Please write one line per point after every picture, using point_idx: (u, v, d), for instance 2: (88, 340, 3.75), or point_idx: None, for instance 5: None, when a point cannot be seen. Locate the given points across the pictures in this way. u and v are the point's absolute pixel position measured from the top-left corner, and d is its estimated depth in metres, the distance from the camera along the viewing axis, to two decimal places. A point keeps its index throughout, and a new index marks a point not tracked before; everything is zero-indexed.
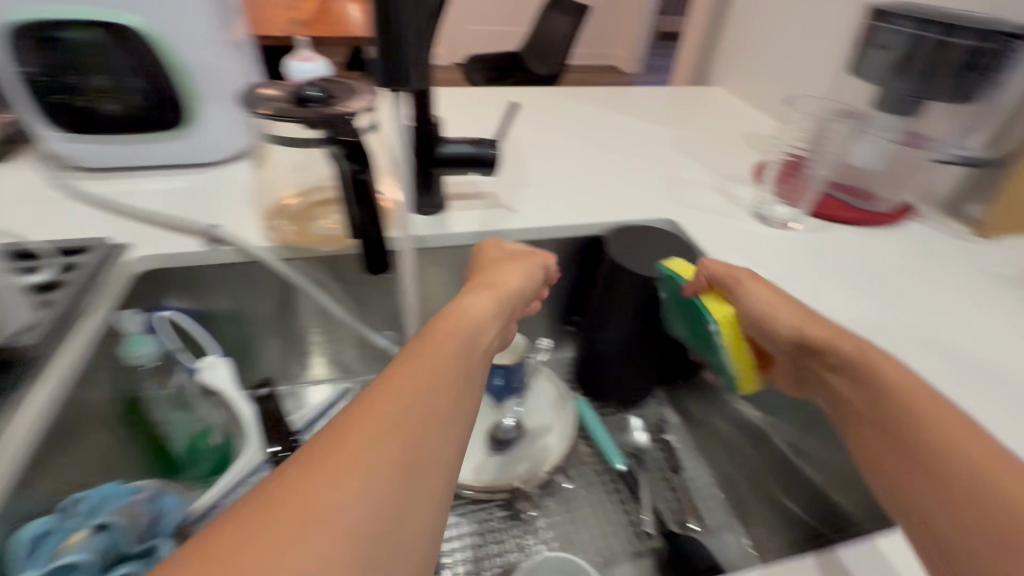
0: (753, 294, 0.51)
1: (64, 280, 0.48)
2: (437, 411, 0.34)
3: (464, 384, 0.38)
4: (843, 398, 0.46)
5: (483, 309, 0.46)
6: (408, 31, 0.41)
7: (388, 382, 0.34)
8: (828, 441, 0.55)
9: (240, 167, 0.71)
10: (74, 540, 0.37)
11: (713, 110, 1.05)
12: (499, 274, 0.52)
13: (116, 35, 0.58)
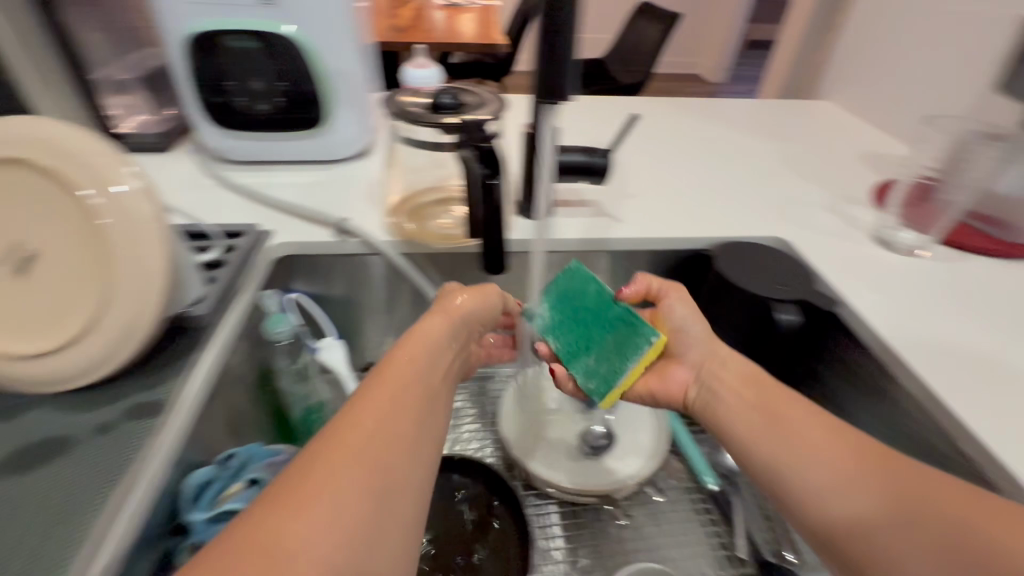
0: (672, 309, 0.53)
1: (224, 260, 0.54)
2: (396, 437, 0.36)
3: (425, 407, 0.40)
4: (715, 405, 0.48)
5: (438, 333, 0.47)
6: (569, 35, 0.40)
7: (356, 410, 0.37)
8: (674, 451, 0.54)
9: (362, 165, 0.77)
10: (232, 491, 0.41)
11: (825, 126, 1.00)
12: (459, 296, 0.52)
13: (274, 43, 0.65)
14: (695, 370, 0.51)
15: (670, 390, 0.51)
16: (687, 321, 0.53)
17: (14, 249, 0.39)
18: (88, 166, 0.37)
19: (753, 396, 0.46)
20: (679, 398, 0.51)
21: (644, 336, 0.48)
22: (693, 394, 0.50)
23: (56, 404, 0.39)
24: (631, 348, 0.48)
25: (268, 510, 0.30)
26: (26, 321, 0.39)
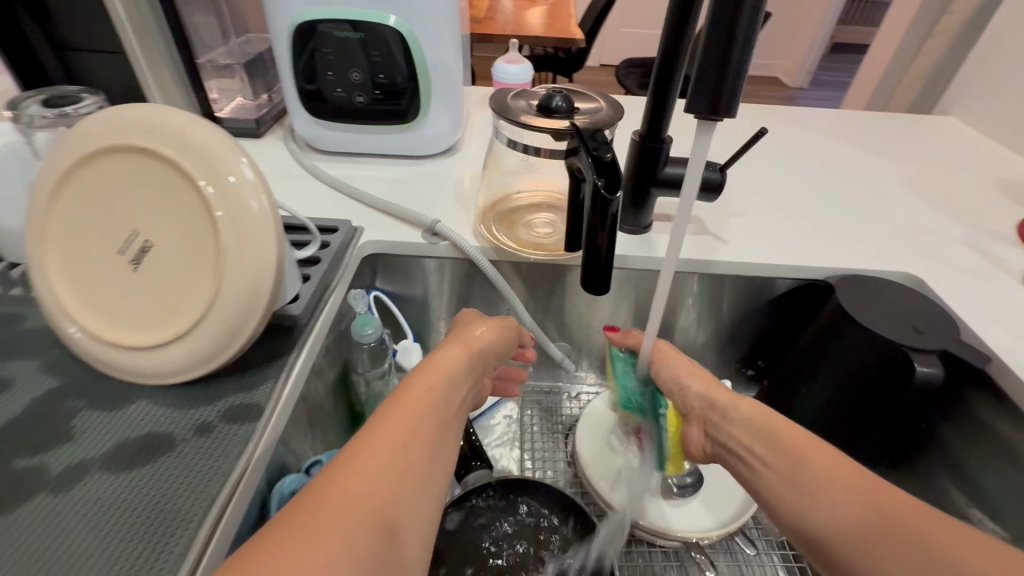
0: (666, 367, 0.54)
1: (318, 256, 0.53)
2: (409, 464, 0.33)
3: (441, 438, 0.37)
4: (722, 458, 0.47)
5: (459, 363, 0.44)
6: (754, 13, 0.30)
7: (373, 433, 0.34)
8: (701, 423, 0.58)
9: (449, 163, 0.75)
10: None
11: (952, 148, 0.90)
12: (482, 328, 0.50)
13: (377, 34, 0.63)
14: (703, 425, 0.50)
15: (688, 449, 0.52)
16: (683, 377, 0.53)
17: (132, 237, 0.38)
18: (210, 159, 0.36)
19: (758, 450, 0.43)
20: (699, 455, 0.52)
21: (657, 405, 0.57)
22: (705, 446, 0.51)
23: (160, 397, 0.39)
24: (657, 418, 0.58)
25: (278, 530, 0.27)
26: (139, 312, 0.38)
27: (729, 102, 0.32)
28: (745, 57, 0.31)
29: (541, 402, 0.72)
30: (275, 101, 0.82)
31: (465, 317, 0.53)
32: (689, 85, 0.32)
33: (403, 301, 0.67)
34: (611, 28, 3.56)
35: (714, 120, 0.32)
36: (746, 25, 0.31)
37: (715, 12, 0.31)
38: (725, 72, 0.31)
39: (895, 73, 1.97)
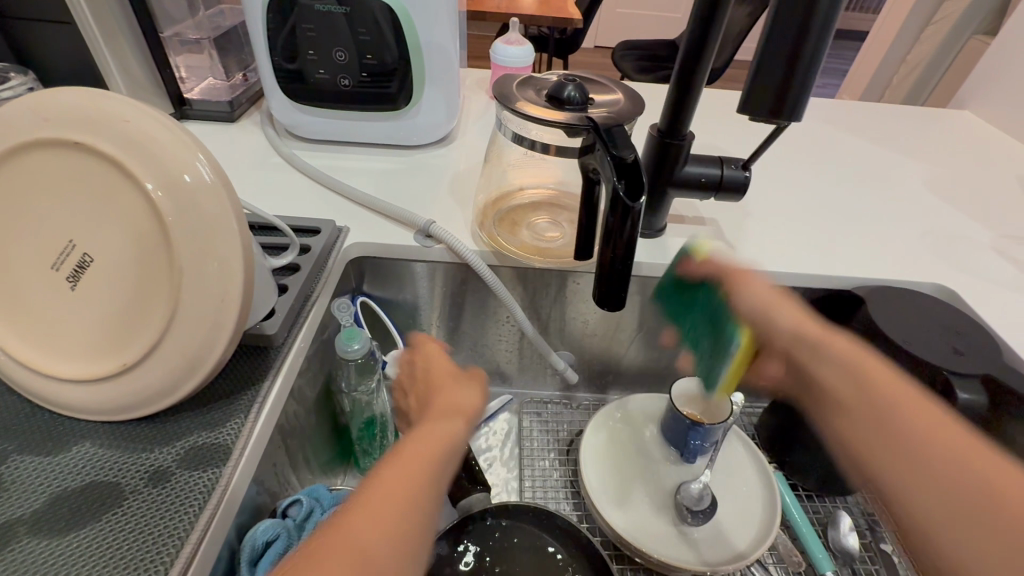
0: (741, 301, 0.49)
1: (297, 263, 0.47)
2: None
3: (415, 541, 0.31)
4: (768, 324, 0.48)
5: (457, 436, 0.37)
6: (826, 15, 0.34)
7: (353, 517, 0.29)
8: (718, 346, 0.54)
9: (443, 153, 0.69)
10: None
11: (972, 142, 0.86)
12: (461, 394, 0.40)
13: (364, 9, 0.56)
14: (785, 358, 0.49)
15: (776, 377, 0.52)
16: (765, 309, 0.48)
17: (68, 249, 0.32)
18: (159, 158, 0.30)
19: (845, 399, 0.43)
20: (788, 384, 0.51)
21: (730, 341, 0.52)
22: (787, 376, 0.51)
23: (109, 436, 0.33)
24: (723, 348, 0.53)
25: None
26: (80, 338, 0.32)
27: (793, 108, 0.38)
28: (816, 54, 0.36)
29: (540, 413, 0.67)
30: (251, 82, 0.76)
31: (433, 358, 0.44)
32: (763, 75, 0.37)
33: (393, 307, 0.62)
34: (607, 9, 3.48)
35: (776, 122, 0.39)
36: (818, 20, 0.34)
37: (779, 23, 0.35)
38: (792, 74, 0.36)
39: (898, 59, 1.92)
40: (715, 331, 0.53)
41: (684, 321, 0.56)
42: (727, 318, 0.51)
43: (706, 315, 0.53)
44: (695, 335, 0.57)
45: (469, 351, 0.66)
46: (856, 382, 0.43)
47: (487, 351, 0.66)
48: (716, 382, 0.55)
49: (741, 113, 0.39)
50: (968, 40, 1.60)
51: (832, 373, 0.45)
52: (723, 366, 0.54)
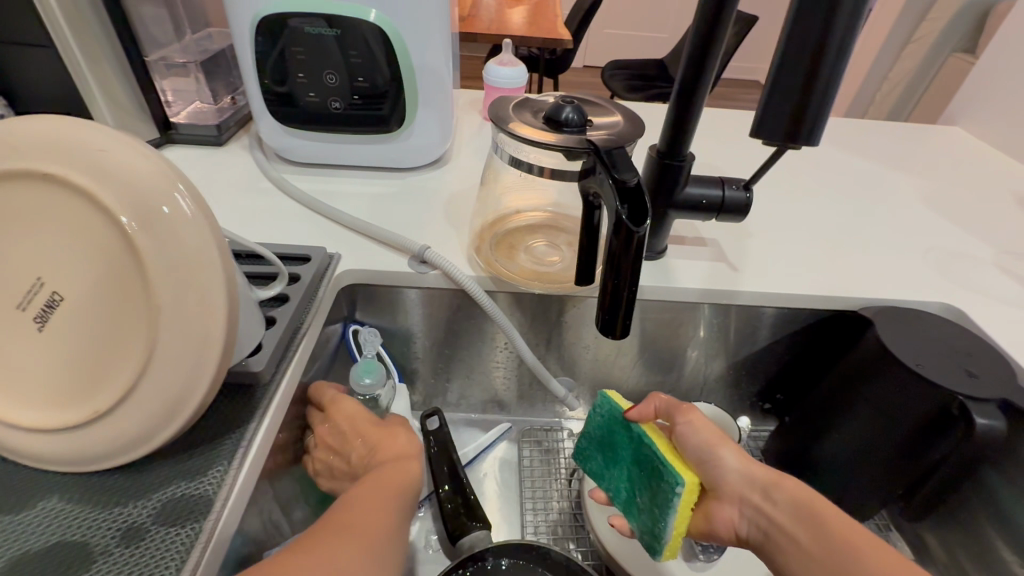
0: (686, 436, 0.42)
1: (286, 294, 0.45)
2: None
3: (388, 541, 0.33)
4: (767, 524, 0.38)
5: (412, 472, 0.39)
6: (844, 36, 0.33)
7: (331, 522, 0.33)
8: (654, 488, 0.42)
9: (437, 176, 0.68)
10: None
11: (962, 158, 0.87)
12: (399, 438, 0.42)
13: (355, 31, 0.55)
14: (738, 505, 0.40)
15: (719, 532, 0.42)
16: (712, 443, 0.42)
17: (36, 287, 0.30)
18: (134, 190, 0.28)
19: (806, 539, 0.36)
20: (732, 540, 0.41)
21: (667, 483, 0.40)
22: (743, 532, 0.40)
23: (79, 490, 0.31)
24: (662, 497, 0.41)
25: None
26: (48, 385, 0.30)
27: (807, 131, 0.37)
28: (833, 78, 0.35)
29: (540, 442, 0.65)
30: (240, 105, 0.75)
31: (346, 409, 0.43)
32: (779, 98, 0.36)
33: (386, 334, 0.59)
34: (594, 30, 3.54)
35: (795, 146, 0.38)
36: (836, 43, 0.34)
37: (795, 47, 0.35)
38: (808, 99, 0.35)
39: (880, 77, 1.96)
40: (649, 477, 0.43)
41: (611, 477, 0.47)
42: (659, 453, 0.41)
43: (636, 459, 0.44)
44: (620, 485, 0.46)
45: (465, 378, 0.64)
46: (796, 504, 0.38)
47: (484, 378, 0.64)
48: (660, 539, 0.41)
49: (754, 138, 0.38)
50: (947, 58, 1.64)
51: (786, 516, 0.38)
52: (667, 519, 0.40)
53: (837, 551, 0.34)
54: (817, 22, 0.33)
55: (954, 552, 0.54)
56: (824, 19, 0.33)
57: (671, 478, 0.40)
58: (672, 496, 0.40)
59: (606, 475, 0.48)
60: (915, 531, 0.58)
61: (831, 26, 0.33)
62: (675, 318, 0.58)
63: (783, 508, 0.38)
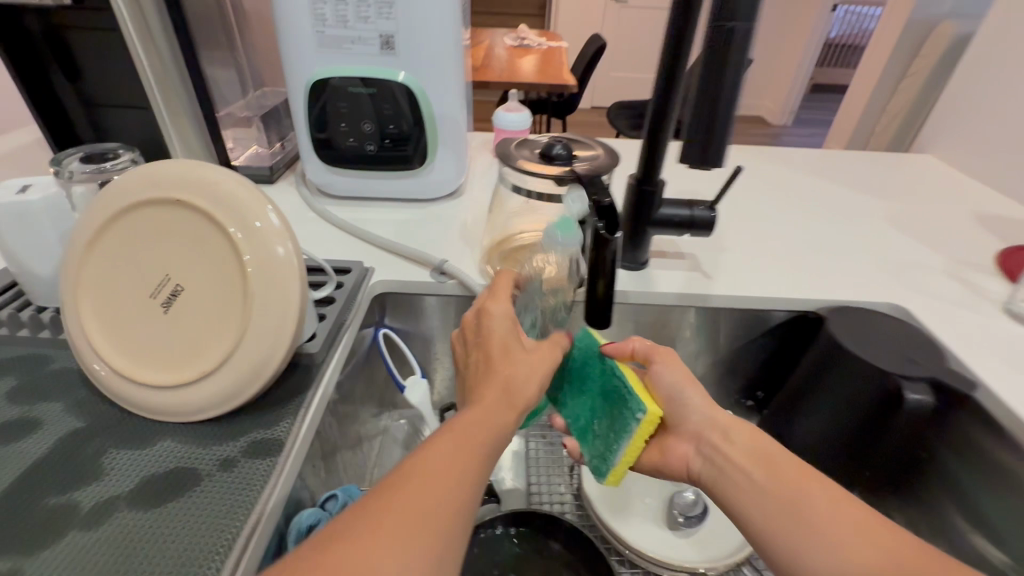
0: (660, 377, 0.51)
1: (332, 297, 0.55)
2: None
3: (464, 490, 0.34)
4: (724, 478, 0.45)
5: (494, 432, 0.39)
6: (734, 86, 0.43)
7: (419, 460, 0.35)
8: (614, 416, 0.47)
9: (453, 205, 0.79)
10: None
11: (934, 181, 0.94)
12: (521, 379, 0.42)
13: (384, 88, 0.68)
14: (695, 442, 0.48)
15: (673, 464, 0.50)
16: (678, 388, 0.50)
17: (164, 281, 0.41)
18: (238, 208, 0.39)
19: (761, 477, 0.43)
20: (683, 472, 0.49)
21: (631, 414, 0.45)
22: (695, 466, 0.48)
23: (186, 434, 0.41)
24: (622, 424, 0.46)
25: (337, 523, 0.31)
26: (169, 354, 0.41)
27: (712, 156, 0.46)
28: (729, 117, 0.45)
29: (545, 435, 0.73)
30: (287, 148, 0.86)
31: (502, 309, 0.46)
32: (689, 133, 0.47)
33: (410, 337, 0.69)
34: (602, 74, 3.76)
35: (705, 168, 0.47)
36: (728, 90, 0.44)
37: (702, 94, 0.44)
38: (711, 133, 0.45)
39: (879, 111, 2.05)
40: (611, 407, 0.48)
41: (574, 407, 0.52)
42: (624, 387, 0.46)
43: (601, 391, 0.48)
44: (580, 413, 0.51)
45: None
46: (753, 446, 0.45)
47: None
48: (610, 462, 0.47)
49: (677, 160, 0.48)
50: (941, 91, 1.72)
51: (745, 457, 0.45)
52: (621, 445, 0.46)
53: (785, 478, 0.42)
54: (713, 75, 0.43)
55: None
56: (718, 73, 0.43)
57: (636, 407, 0.45)
58: (633, 423, 0.45)
59: (569, 404, 0.53)
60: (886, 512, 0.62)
61: (724, 78, 0.43)
62: (659, 319, 0.67)
63: (739, 446, 0.46)
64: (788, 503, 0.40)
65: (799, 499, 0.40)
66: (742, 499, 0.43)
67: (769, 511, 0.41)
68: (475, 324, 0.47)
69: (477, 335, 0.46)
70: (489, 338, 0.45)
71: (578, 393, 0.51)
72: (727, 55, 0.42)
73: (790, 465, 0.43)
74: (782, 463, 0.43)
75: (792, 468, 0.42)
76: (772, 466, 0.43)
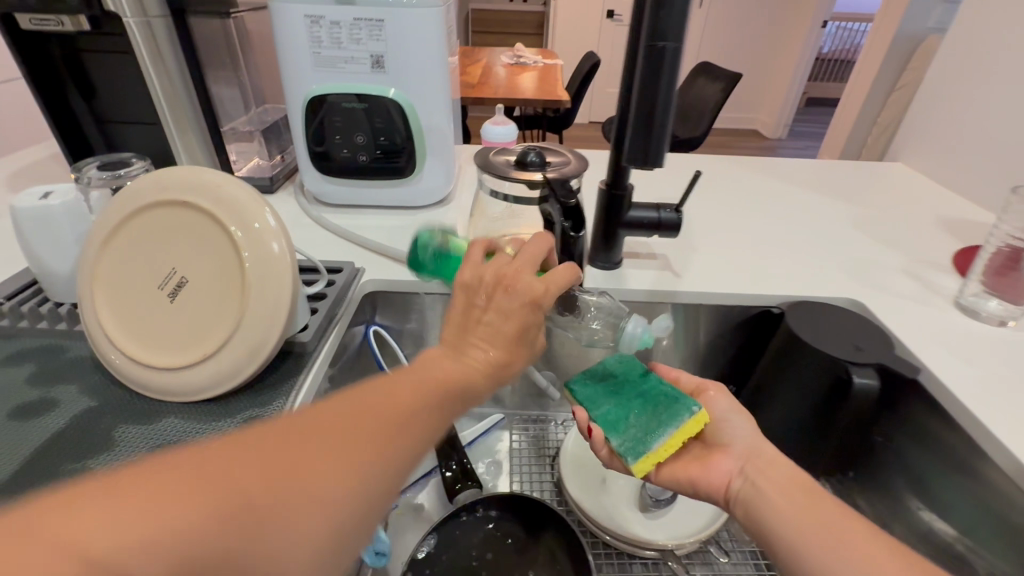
0: (715, 402, 0.55)
1: (325, 293, 0.60)
2: (227, 537, 0.24)
3: (421, 427, 0.33)
4: (755, 497, 0.46)
5: (469, 382, 0.37)
6: (669, 92, 0.44)
7: (389, 387, 0.34)
8: (659, 411, 0.51)
9: (442, 212, 0.84)
10: None
11: (903, 188, 0.98)
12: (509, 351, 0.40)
13: (375, 103, 0.73)
14: (740, 465, 0.49)
15: (713, 480, 0.50)
16: (731, 413, 0.54)
17: (171, 274, 0.46)
18: (239, 209, 0.44)
19: (798, 504, 0.44)
20: (722, 489, 0.49)
21: (684, 408, 0.51)
22: (735, 485, 0.49)
23: (188, 411, 0.45)
24: (672, 416, 0.51)
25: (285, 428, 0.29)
26: (174, 339, 0.45)
27: (653, 153, 0.47)
28: (666, 118, 0.45)
29: (528, 428, 0.77)
30: (287, 161, 0.91)
31: (548, 302, 0.41)
32: (629, 135, 0.48)
33: (399, 335, 0.74)
34: (598, 90, 3.85)
35: (646, 168, 0.48)
36: (663, 94, 0.44)
37: (639, 99, 0.45)
38: (650, 134, 0.46)
39: (868, 124, 2.09)
40: (657, 406, 0.52)
41: (606, 401, 0.54)
42: (676, 390, 0.53)
43: (647, 394, 0.53)
44: (612, 409, 0.53)
45: None
46: (793, 480, 0.47)
47: None
48: (650, 448, 0.49)
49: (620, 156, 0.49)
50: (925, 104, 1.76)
51: (777, 483, 0.46)
52: (667, 433, 0.50)
53: (818, 508, 0.43)
54: (649, 80, 0.44)
55: (880, 512, 0.62)
56: (654, 78, 0.44)
57: (690, 403, 0.51)
58: (687, 414, 0.50)
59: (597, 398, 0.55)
60: (851, 499, 0.65)
61: (658, 85, 0.44)
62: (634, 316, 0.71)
63: (771, 475, 0.47)
64: (818, 526, 0.42)
65: (830, 526, 0.42)
66: (771, 519, 0.44)
67: (797, 533, 0.42)
68: (508, 289, 0.40)
69: (502, 306, 0.39)
70: (517, 322, 0.39)
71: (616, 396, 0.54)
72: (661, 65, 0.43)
73: (825, 499, 0.44)
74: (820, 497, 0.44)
75: (822, 501, 0.44)
76: (810, 498, 0.45)
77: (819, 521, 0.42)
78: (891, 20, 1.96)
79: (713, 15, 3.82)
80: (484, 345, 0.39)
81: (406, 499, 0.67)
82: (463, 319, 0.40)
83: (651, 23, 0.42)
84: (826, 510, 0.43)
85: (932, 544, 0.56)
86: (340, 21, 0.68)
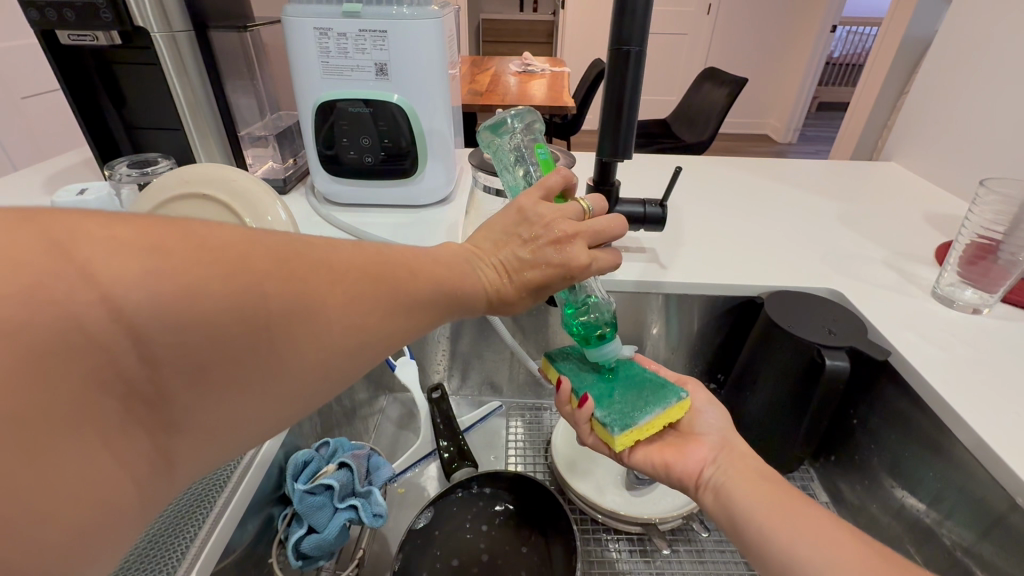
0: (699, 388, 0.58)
1: None
2: (235, 331, 0.28)
3: (416, 300, 0.37)
4: (725, 485, 0.49)
5: (462, 299, 0.41)
6: (635, 90, 0.49)
7: (396, 260, 0.37)
8: (646, 393, 0.53)
9: (444, 211, 0.89)
10: (327, 470, 0.55)
11: (895, 187, 1.00)
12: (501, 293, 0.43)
13: (377, 108, 0.79)
14: (715, 451, 0.52)
15: (687, 466, 0.52)
16: (706, 405, 0.57)
17: None
18: (252, 202, 0.49)
19: (761, 492, 0.47)
20: (694, 475, 0.51)
21: (672, 393, 0.53)
22: (708, 472, 0.51)
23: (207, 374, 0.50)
24: (659, 398, 0.52)
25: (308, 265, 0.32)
26: None
27: (621, 148, 0.52)
28: (633, 116, 0.50)
29: (524, 415, 0.81)
30: (299, 164, 0.97)
31: (580, 276, 0.45)
32: (601, 130, 0.52)
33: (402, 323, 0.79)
34: None
35: (616, 160, 0.53)
36: (630, 91, 0.48)
37: (608, 97, 0.49)
38: (617, 131, 0.51)
39: (877, 128, 2.08)
40: (644, 388, 0.54)
41: (591, 378, 0.55)
42: (661, 378, 0.55)
43: (635, 379, 0.55)
44: (598, 388, 0.54)
45: (461, 362, 0.83)
46: (762, 470, 0.50)
47: (478, 359, 0.82)
48: (635, 422, 0.50)
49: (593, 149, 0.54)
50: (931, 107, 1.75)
51: (740, 475, 0.49)
52: (653, 412, 0.51)
53: (779, 495, 0.46)
54: (616, 81, 0.48)
55: (860, 494, 0.64)
56: (621, 79, 0.48)
57: (678, 390, 0.53)
58: (674, 398, 0.52)
59: (582, 374, 0.56)
60: (834, 482, 0.67)
61: (625, 86, 0.48)
62: (623, 306, 0.75)
63: (734, 463, 0.50)
64: (779, 513, 0.44)
65: (788, 512, 0.44)
66: (735, 511, 0.47)
67: (760, 522, 0.45)
68: (557, 246, 0.43)
69: (541, 255, 0.43)
70: (542, 275, 0.44)
71: (603, 378, 0.55)
72: (626, 67, 0.48)
73: (786, 488, 0.47)
74: (783, 487, 0.47)
75: (782, 488, 0.47)
76: (774, 488, 0.47)
77: (781, 507, 0.45)
78: (897, 24, 1.96)
79: (720, 23, 3.85)
80: (499, 274, 0.43)
81: (404, 477, 0.71)
82: (503, 239, 0.45)
83: (615, 30, 0.47)
84: (790, 499, 0.45)
85: (906, 520, 0.58)
86: (346, 32, 0.73)
